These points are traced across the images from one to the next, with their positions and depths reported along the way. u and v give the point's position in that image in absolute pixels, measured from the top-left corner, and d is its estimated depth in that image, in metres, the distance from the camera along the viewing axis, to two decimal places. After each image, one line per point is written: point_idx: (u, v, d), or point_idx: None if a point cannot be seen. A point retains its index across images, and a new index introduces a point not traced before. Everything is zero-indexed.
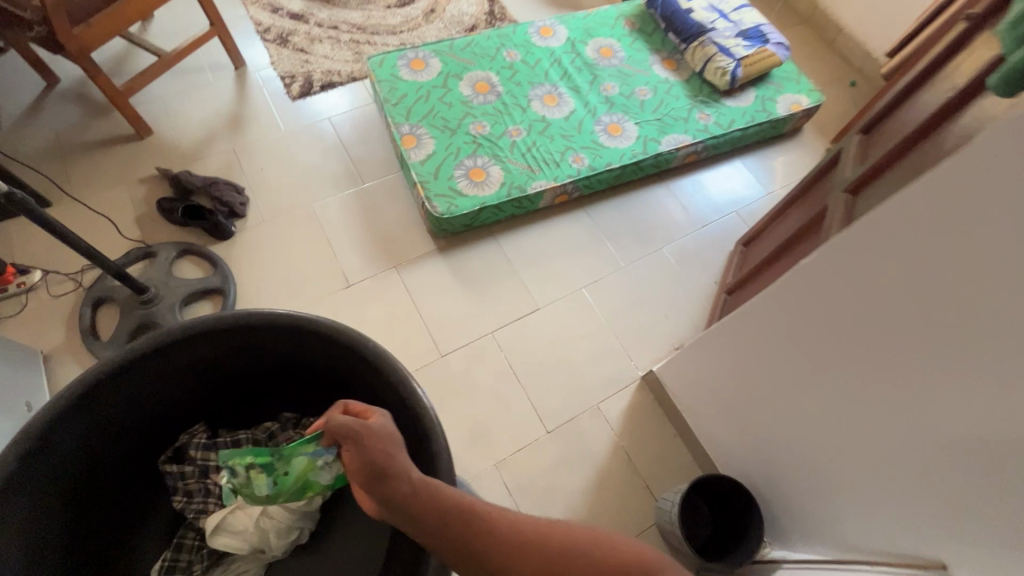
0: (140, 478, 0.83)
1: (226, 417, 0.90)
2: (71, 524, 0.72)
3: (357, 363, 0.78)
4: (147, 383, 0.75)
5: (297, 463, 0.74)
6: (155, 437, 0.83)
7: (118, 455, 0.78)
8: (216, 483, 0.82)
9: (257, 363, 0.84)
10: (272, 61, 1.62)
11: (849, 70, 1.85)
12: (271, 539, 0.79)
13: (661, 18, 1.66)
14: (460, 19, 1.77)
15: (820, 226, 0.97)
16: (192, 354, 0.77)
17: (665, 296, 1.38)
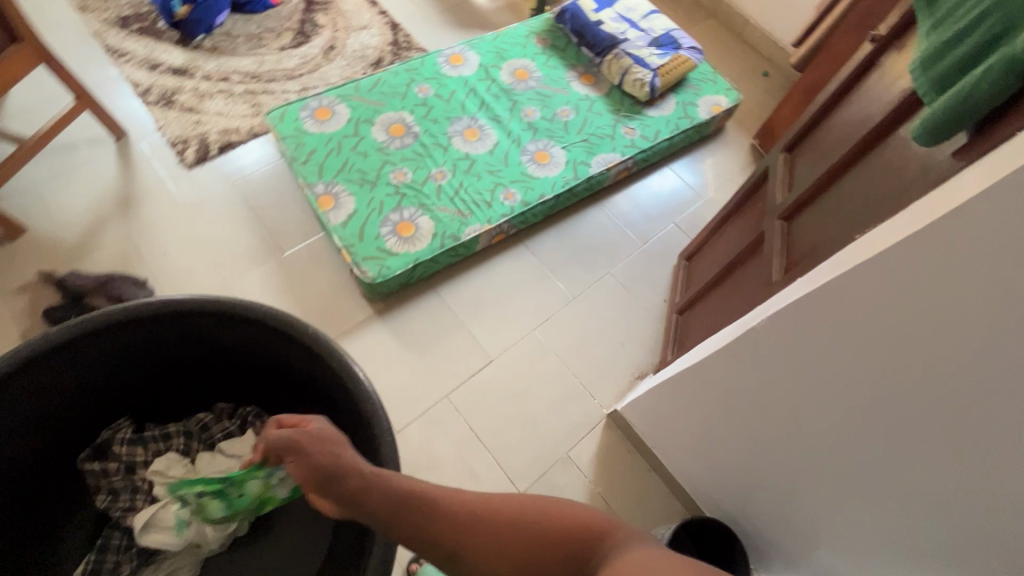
0: (60, 479, 0.84)
1: (152, 408, 0.91)
2: None
3: (283, 342, 0.78)
4: (50, 384, 0.73)
5: (247, 488, 0.73)
6: (74, 434, 0.83)
7: (20, 463, 0.77)
8: (143, 479, 0.86)
9: (179, 353, 0.83)
10: (158, 125, 1.46)
11: (760, 60, 1.87)
12: (207, 533, 0.81)
13: (572, 33, 1.61)
14: (364, 54, 1.66)
15: (760, 252, 0.96)
16: (97, 349, 0.75)
17: (616, 323, 1.35)
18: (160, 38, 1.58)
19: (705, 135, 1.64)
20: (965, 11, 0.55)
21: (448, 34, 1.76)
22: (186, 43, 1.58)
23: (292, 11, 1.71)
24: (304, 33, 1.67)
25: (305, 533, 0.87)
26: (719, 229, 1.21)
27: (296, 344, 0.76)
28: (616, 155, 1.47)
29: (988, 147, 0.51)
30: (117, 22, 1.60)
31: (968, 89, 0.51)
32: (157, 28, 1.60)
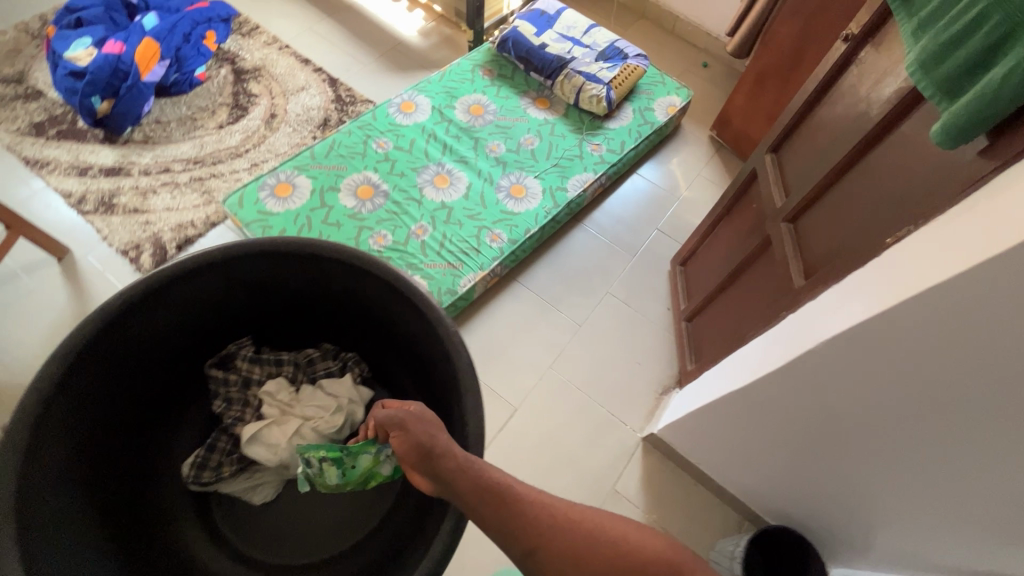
0: (190, 374, 0.98)
1: (269, 335, 1.04)
2: (127, 397, 0.86)
3: (396, 300, 0.86)
4: (196, 291, 0.86)
5: (363, 460, 0.83)
6: (207, 343, 0.96)
7: (160, 362, 0.90)
8: (255, 395, 0.97)
9: (298, 290, 0.94)
10: (103, 235, 1.34)
11: (697, 52, 1.92)
12: (299, 457, 0.94)
13: (517, 60, 1.58)
14: (308, 115, 1.59)
15: (770, 256, 0.96)
16: (240, 273, 0.87)
17: (628, 341, 1.33)
18: (85, 139, 1.47)
19: (665, 135, 1.66)
20: (960, 13, 0.56)
21: (390, 79, 1.71)
22: (114, 138, 1.48)
23: (222, 84, 1.62)
24: (240, 106, 1.59)
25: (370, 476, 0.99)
26: (712, 233, 1.21)
27: (410, 302, 0.83)
28: (590, 174, 1.46)
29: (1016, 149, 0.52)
30: (30, 131, 1.46)
31: (989, 96, 0.51)
32: (78, 129, 1.48)
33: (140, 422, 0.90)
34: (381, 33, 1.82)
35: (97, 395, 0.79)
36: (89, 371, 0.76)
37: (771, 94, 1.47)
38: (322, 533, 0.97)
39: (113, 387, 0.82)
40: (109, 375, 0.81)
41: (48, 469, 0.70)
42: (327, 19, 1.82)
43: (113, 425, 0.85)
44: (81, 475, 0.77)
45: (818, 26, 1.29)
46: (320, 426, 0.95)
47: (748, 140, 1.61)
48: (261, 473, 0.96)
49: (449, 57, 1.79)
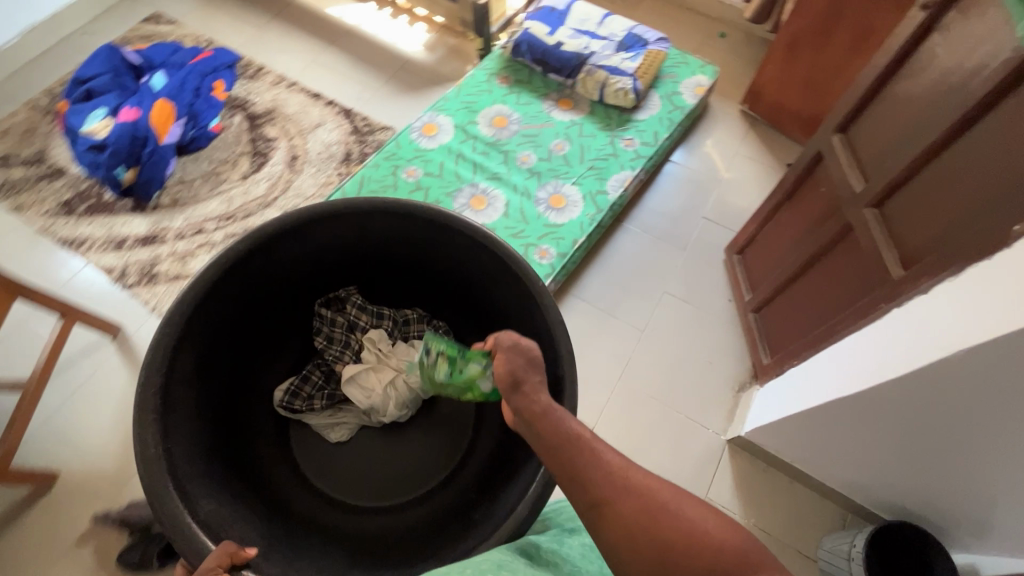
0: (305, 307, 1.21)
1: (376, 289, 1.24)
2: (259, 309, 1.09)
3: (506, 275, 0.99)
4: (326, 233, 1.05)
5: (466, 365, 0.92)
6: (325, 283, 1.19)
7: (287, 287, 1.13)
8: (355, 342, 1.20)
9: (407, 247, 1.11)
10: (151, 306, 1.33)
11: (712, 23, 1.84)
12: (385, 397, 1.16)
13: (534, 62, 1.52)
14: (329, 151, 1.56)
15: (852, 244, 0.91)
16: (368, 227, 1.07)
17: (694, 340, 1.30)
18: (114, 211, 1.45)
19: (695, 117, 1.59)
20: None
21: (403, 101, 1.67)
22: (143, 206, 1.46)
23: (238, 133, 1.59)
24: (260, 152, 1.56)
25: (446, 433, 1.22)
26: (774, 217, 1.16)
27: (516, 278, 0.96)
28: (628, 172, 1.41)
29: None
30: (61, 210, 1.46)
31: None
32: (106, 201, 1.46)
33: (261, 333, 1.14)
34: (386, 54, 1.77)
35: (241, 298, 1.02)
36: (225, 289, 0.97)
37: (804, 63, 1.41)
38: (389, 481, 1.17)
39: (251, 294, 1.05)
40: (254, 284, 1.03)
41: (184, 365, 0.91)
42: (329, 47, 1.78)
43: (233, 343, 1.07)
44: (203, 377, 0.98)
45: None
46: (411, 380, 1.17)
47: (782, 113, 1.54)
48: (344, 412, 1.20)
49: (459, 68, 1.74)
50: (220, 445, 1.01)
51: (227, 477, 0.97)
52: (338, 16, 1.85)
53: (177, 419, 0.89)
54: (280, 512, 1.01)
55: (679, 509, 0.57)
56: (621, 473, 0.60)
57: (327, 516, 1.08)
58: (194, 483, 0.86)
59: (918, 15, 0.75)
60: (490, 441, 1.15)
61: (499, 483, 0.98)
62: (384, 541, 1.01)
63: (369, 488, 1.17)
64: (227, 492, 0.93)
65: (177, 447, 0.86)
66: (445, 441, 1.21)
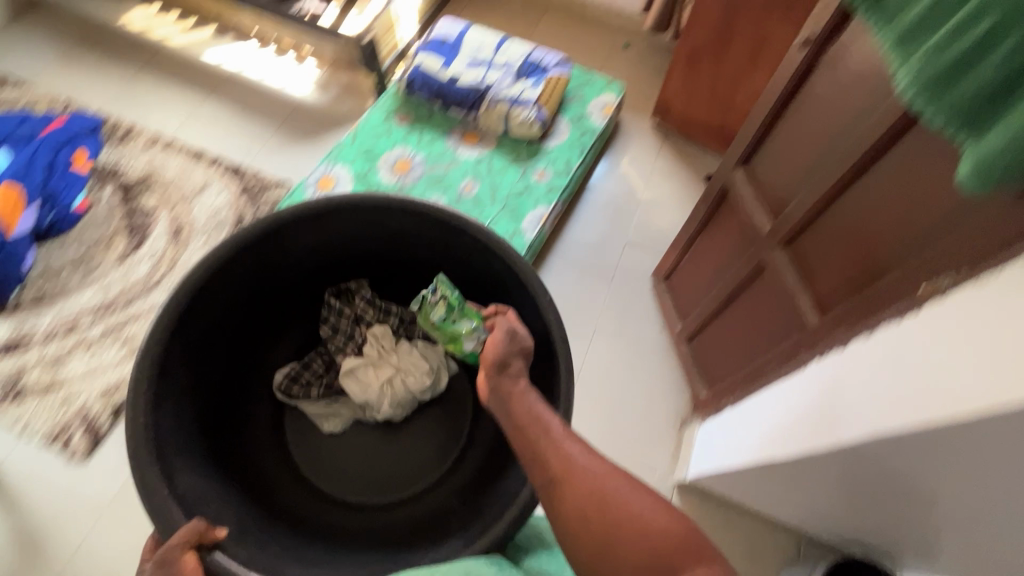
0: (311, 298, 1.23)
1: (385, 284, 1.25)
2: (260, 295, 1.11)
3: (517, 288, 1.00)
4: (339, 222, 1.07)
5: (463, 324, 1.07)
6: (335, 273, 1.21)
7: (294, 274, 1.15)
8: (360, 333, 1.21)
9: (414, 243, 1.12)
10: (20, 428, 1.15)
11: (615, 34, 1.79)
12: (379, 397, 1.17)
13: (431, 99, 1.43)
14: (218, 218, 1.41)
15: (767, 283, 0.87)
16: (381, 221, 1.07)
17: (631, 378, 1.24)
18: None
19: (607, 137, 1.54)
20: (961, 24, 0.46)
21: (298, 151, 1.53)
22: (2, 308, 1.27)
23: (109, 208, 1.41)
24: (138, 226, 1.39)
25: (441, 437, 1.23)
26: (692, 247, 1.12)
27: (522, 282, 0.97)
28: (543, 207, 1.33)
29: None
30: None
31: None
32: None
33: (263, 317, 1.17)
34: (274, 99, 1.62)
35: (242, 283, 1.05)
36: (233, 270, 1.01)
37: (707, 75, 1.37)
38: (380, 482, 1.18)
39: (253, 280, 1.07)
40: (257, 269, 1.06)
41: (180, 343, 0.94)
42: (210, 97, 1.62)
43: (234, 325, 1.09)
44: (199, 356, 1.01)
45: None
46: (408, 380, 1.19)
47: (693, 125, 1.51)
48: (339, 404, 1.22)
49: (355, 108, 1.61)
50: (207, 427, 1.03)
51: (209, 458, 0.99)
52: (216, 60, 1.68)
53: (169, 396, 0.92)
54: (259, 498, 1.04)
55: (622, 495, 0.60)
56: (582, 465, 0.63)
57: (311, 511, 1.10)
58: (177, 461, 0.88)
59: (799, 52, 0.70)
60: (483, 446, 1.15)
61: (490, 488, 0.99)
62: (372, 539, 1.04)
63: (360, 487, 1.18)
64: (207, 475, 0.95)
65: (166, 421, 0.89)
66: (440, 446, 1.21)
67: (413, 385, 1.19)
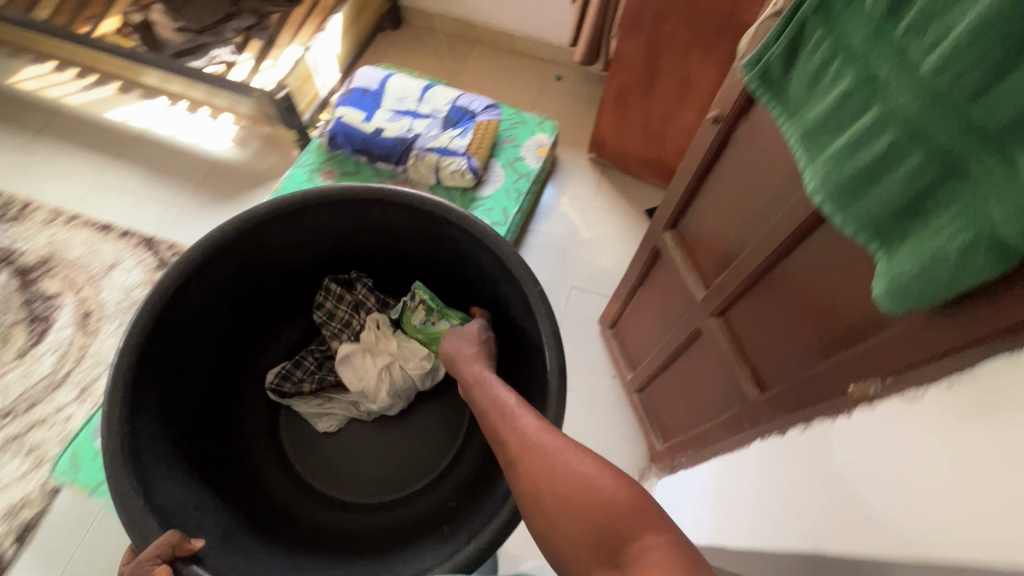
0: (303, 293, 1.22)
1: (379, 277, 1.23)
2: (244, 298, 1.09)
3: (507, 282, 0.97)
4: (322, 220, 1.05)
5: (440, 324, 1.13)
6: (323, 270, 1.19)
7: (280, 274, 1.12)
8: (356, 321, 1.19)
9: (402, 238, 1.11)
10: None
11: (547, 66, 1.77)
12: (376, 381, 1.14)
13: (356, 153, 1.36)
14: (130, 298, 1.30)
15: (706, 348, 0.84)
16: (365, 216, 1.06)
17: (585, 433, 1.20)
18: None
19: (545, 176, 1.51)
20: (859, 136, 0.43)
21: (217, 213, 1.43)
22: None
23: (6, 297, 1.28)
24: (40, 315, 1.27)
25: (437, 434, 1.17)
26: (632, 298, 1.09)
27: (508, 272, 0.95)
28: None
29: (987, 314, 0.39)
30: None
31: (929, 260, 0.39)
32: None
33: (251, 318, 1.15)
34: (189, 157, 1.52)
35: (223, 285, 1.02)
36: (215, 268, 0.98)
37: (637, 112, 1.34)
38: (377, 480, 1.13)
39: (236, 284, 1.05)
40: (239, 271, 1.04)
41: (159, 345, 0.91)
42: (120, 159, 1.50)
43: (222, 324, 1.08)
44: (181, 358, 0.99)
45: (660, 38, 1.15)
46: (405, 367, 1.16)
47: (629, 158, 1.49)
48: (332, 403, 1.17)
49: (279, 161, 1.52)
50: (192, 431, 1.00)
51: (194, 461, 0.96)
52: (122, 119, 1.56)
53: (150, 399, 0.90)
54: (247, 500, 1.01)
55: (573, 466, 0.53)
56: (534, 436, 0.58)
57: (303, 512, 1.07)
58: (156, 467, 0.85)
59: (712, 127, 0.67)
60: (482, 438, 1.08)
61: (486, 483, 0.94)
62: (357, 543, 0.99)
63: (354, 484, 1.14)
64: (190, 480, 0.92)
65: (144, 426, 0.86)
66: (440, 442, 1.16)
67: (411, 370, 1.15)
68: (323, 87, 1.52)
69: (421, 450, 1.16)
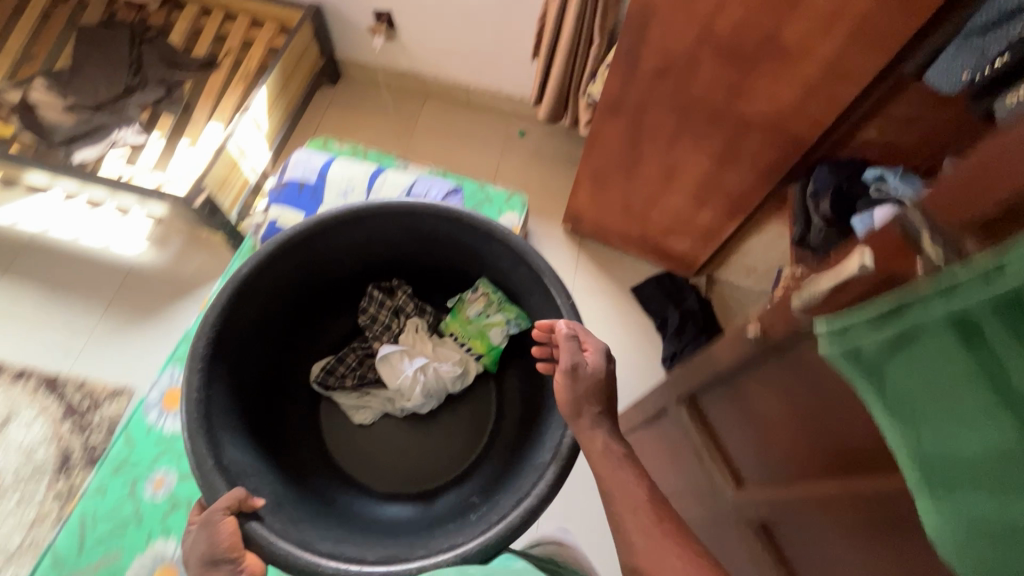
0: (352, 291, 1.33)
1: (417, 282, 1.36)
2: (302, 297, 1.21)
3: (542, 288, 1.08)
4: (378, 227, 1.15)
5: (494, 318, 1.23)
6: (374, 271, 1.29)
7: (332, 271, 1.21)
8: (396, 324, 1.29)
9: (446, 246, 1.22)
10: None
11: (508, 120, 1.59)
12: (418, 384, 1.23)
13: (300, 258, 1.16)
14: (32, 464, 1.07)
15: (730, 544, 0.71)
16: (420, 226, 1.15)
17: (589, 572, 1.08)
18: None
19: None
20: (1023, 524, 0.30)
21: (135, 337, 1.20)
22: None
23: None
24: None
25: (467, 425, 1.31)
26: (633, 434, 0.97)
27: (540, 285, 1.08)
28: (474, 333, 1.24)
29: None
30: None
31: None
32: None
33: (303, 307, 1.24)
34: (95, 265, 1.27)
35: (285, 284, 1.14)
36: (279, 264, 1.09)
37: (618, 193, 1.19)
38: (407, 475, 1.24)
39: (295, 282, 1.15)
40: (299, 272, 1.15)
41: (232, 325, 1.04)
42: (9, 275, 1.25)
43: (281, 311, 1.18)
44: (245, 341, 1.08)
45: (642, 126, 1.00)
46: (442, 369, 1.26)
47: (610, 234, 1.35)
48: (371, 397, 1.29)
49: (208, 263, 1.30)
50: (253, 412, 1.11)
51: (257, 431, 1.09)
52: (7, 222, 1.30)
53: (219, 376, 1.00)
54: (298, 476, 1.11)
55: None
56: None
57: (339, 493, 1.15)
58: (227, 431, 0.96)
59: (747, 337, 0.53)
60: (515, 420, 1.22)
61: (521, 458, 1.05)
62: (395, 528, 1.06)
63: (379, 477, 1.24)
64: (255, 444, 1.04)
65: (218, 395, 0.98)
66: (469, 438, 1.29)
67: (444, 372, 1.25)
68: (253, 172, 1.30)
69: (453, 443, 1.29)
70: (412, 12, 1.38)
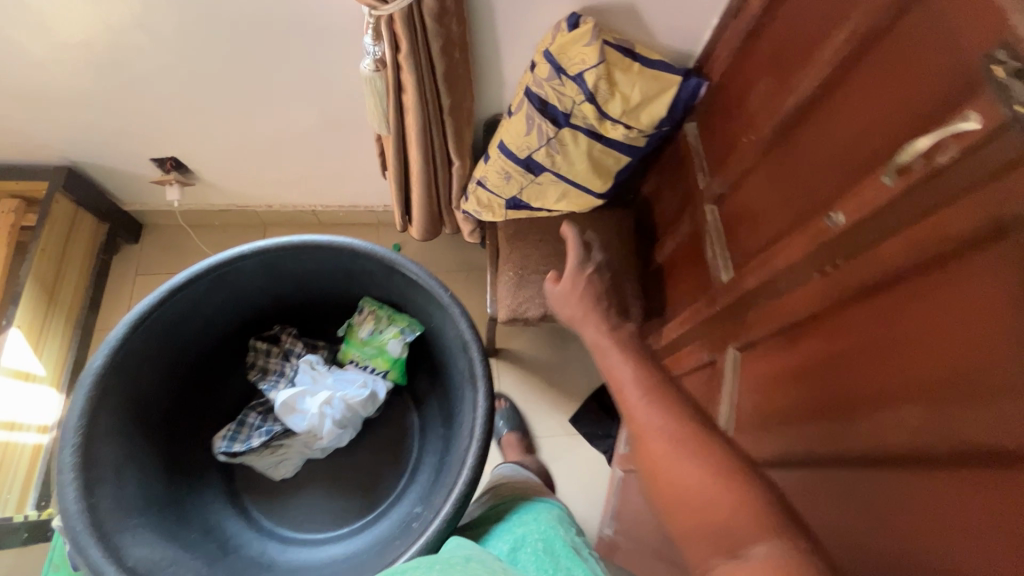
0: (235, 352, 1.03)
1: (310, 321, 1.07)
2: (186, 372, 0.94)
3: (457, 345, 0.86)
4: (245, 277, 0.90)
5: (388, 330, 0.99)
6: (257, 322, 1.01)
7: (209, 334, 0.95)
8: (291, 364, 1.02)
9: (325, 278, 0.96)
10: None
11: (376, 233, 1.29)
12: (325, 420, 0.96)
13: (240, 417, 1.00)
14: None
15: None
16: (301, 269, 0.92)
17: None
18: None
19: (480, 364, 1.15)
20: None
21: None
22: None
23: None
24: None
25: (390, 444, 1.04)
26: None
27: (451, 320, 0.85)
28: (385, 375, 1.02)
29: None
30: None
31: None
32: None
33: (187, 383, 0.95)
34: None
35: (158, 360, 0.86)
36: (146, 346, 0.83)
37: None
38: (346, 499, 1.00)
39: (173, 358, 0.89)
40: (176, 342, 0.88)
41: (112, 411, 0.79)
42: None
43: (162, 392, 0.90)
44: (134, 432, 0.83)
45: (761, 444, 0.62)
46: (348, 397, 0.97)
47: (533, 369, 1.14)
48: (285, 448, 0.97)
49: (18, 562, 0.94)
50: (170, 505, 0.86)
51: (187, 518, 0.88)
52: None
53: (106, 475, 0.76)
54: (223, 550, 0.88)
55: None
56: None
57: (271, 550, 0.93)
58: (125, 533, 0.74)
59: None
60: (439, 416, 1.00)
61: (445, 461, 0.86)
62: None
63: (307, 509, 0.99)
64: (184, 538, 0.83)
65: (108, 500, 0.74)
66: (399, 449, 1.04)
67: (351, 399, 0.97)
68: (43, 431, 0.95)
69: (383, 455, 1.03)
70: (206, 154, 1.04)
